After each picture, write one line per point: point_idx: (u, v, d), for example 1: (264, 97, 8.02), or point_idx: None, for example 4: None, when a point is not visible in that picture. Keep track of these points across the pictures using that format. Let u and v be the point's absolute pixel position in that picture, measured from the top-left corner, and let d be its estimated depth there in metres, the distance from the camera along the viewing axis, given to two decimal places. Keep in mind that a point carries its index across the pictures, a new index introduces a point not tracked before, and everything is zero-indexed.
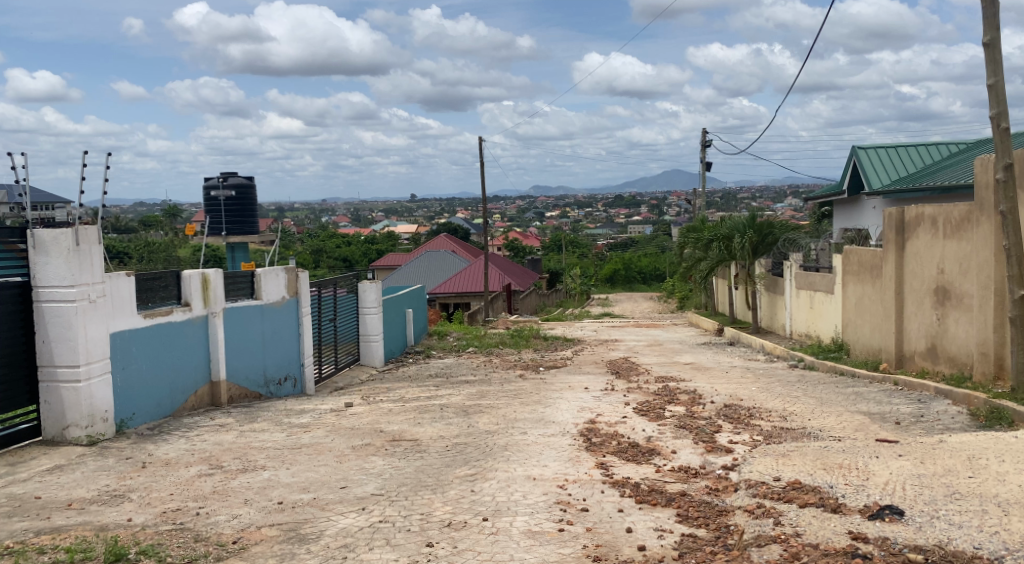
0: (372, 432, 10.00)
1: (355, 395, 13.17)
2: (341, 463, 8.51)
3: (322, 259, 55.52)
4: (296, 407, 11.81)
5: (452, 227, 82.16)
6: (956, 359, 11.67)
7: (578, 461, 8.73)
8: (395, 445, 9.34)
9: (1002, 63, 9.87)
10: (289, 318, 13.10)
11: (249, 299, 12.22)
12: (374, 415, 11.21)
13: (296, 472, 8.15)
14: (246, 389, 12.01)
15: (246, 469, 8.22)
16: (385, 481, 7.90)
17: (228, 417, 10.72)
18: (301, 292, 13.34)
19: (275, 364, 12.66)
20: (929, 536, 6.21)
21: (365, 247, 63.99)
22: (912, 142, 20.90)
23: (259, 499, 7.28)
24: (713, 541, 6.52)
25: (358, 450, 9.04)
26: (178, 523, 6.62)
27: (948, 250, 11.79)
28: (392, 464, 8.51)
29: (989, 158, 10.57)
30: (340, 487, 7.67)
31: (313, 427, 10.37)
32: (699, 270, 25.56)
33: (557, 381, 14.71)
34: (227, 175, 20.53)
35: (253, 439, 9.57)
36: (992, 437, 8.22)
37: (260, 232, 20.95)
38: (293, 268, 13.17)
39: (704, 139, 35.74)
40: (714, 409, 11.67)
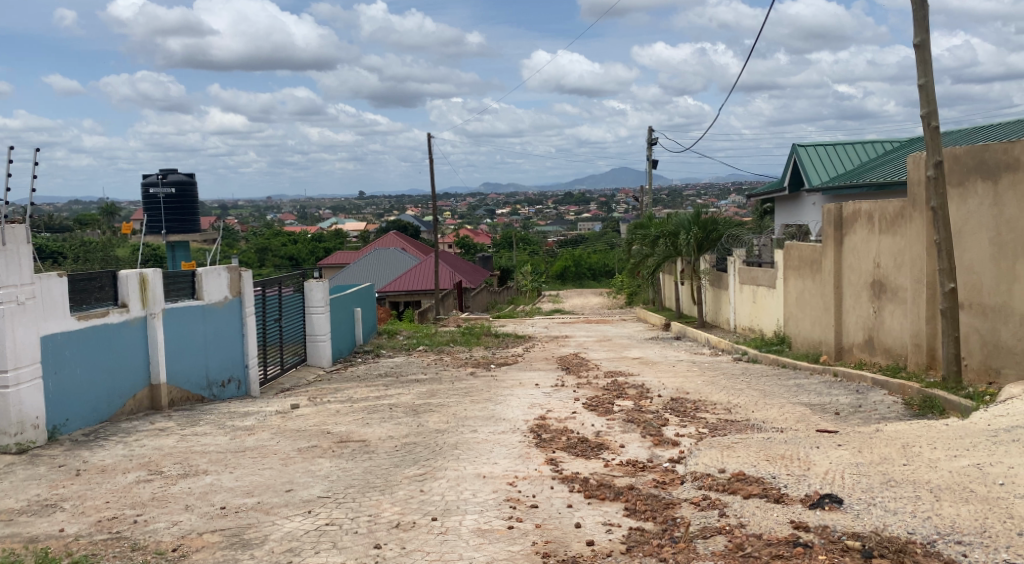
0: (319, 433, 9.94)
1: (301, 396, 13.04)
2: (286, 466, 8.43)
3: (267, 258, 54.78)
4: (240, 409, 11.68)
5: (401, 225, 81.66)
6: (892, 350, 12.01)
7: (528, 458, 8.79)
8: (342, 446, 9.28)
9: (932, 64, 10.19)
10: (232, 318, 12.91)
11: (190, 299, 12.04)
12: (321, 416, 11.12)
13: (239, 475, 8.07)
14: (188, 392, 11.82)
15: (187, 473, 8.11)
16: (332, 483, 7.86)
17: (168, 421, 10.57)
18: (245, 292, 13.17)
19: (218, 365, 12.47)
20: (866, 523, 6.39)
21: (311, 245, 63.30)
22: (848, 140, 21.41)
23: (201, 505, 7.20)
24: (661, 534, 6.62)
25: (304, 453, 8.97)
26: (114, 532, 6.52)
27: (883, 244, 12.11)
28: (339, 465, 8.46)
29: (921, 156, 10.87)
30: (285, 490, 7.62)
31: (257, 429, 10.26)
32: (646, 266, 25.90)
33: (508, 377, 14.75)
34: (167, 172, 20.18)
35: (195, 443, 9.44)
36: (925, 425, 8.48)
37: (201, 230, 20.56)
38: (236, 267, 13.02)
39: (649, 137, 36.16)
40: (661, 403, 11.84)
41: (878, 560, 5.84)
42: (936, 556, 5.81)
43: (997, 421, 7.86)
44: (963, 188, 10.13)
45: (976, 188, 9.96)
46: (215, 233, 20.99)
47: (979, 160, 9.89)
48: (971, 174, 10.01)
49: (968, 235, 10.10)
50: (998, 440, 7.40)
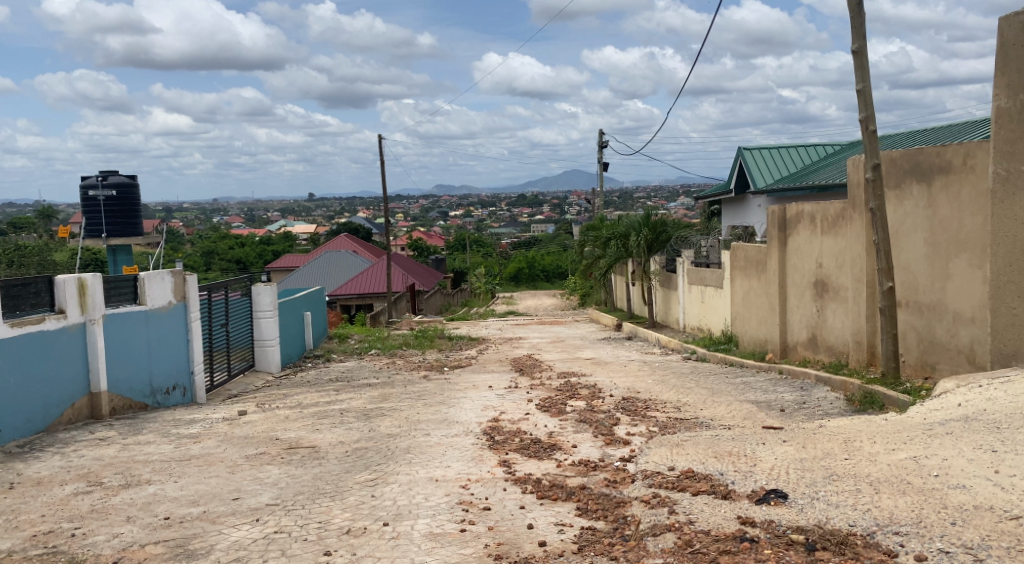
0: (267, 440, 9.88)
1: (249, 402, 12.91)
2: (233, 474, 8.38)
3: (215, 261, 53.95)
4: (185, 417, 11.55)
5: (352, 227, 81.03)
6: (834, 348, 12.33)
7: (481, 460, 8.85)
8: (291, 452, 9.24)
9: (869, 70, 10.50)
10: (176, 324, 12.74)
11: (132, 304, 11.88)
12: (269, 422, 11.05)
13: (184, 485, 8.00)
14: (130, 400, 11.65)
15: (129, 484, 8.01)
16: (280, 490, 7.83)
17: (109, 430, 10.42)
18: (190, 296, 13.05)
19: (162, 372, 12.31)
20: (810, 516, 6.56)
21: (260, 249, 62.56)
22: (792, 143, 21.88)
23: (143, 515, 7.12)
24: (612, 532, 6.73)
25: (252, 460, 8.91)
26: (51, 547, 6.43)
27: (825, 245, 12.42)
28: (288, 472, 8.43)
29: (860, 159, 11.17)
30: (232, 499, 7.57)
31: (203, 437, 10.17)
32: (597, 267, 26.13)
33: (461, 380, 14.79)
34: (106, 173, 19.66)
35: (138, 452, 9.32)
36: (866, 420, 8.74)
37: (142, 231, 20.33)
38: (179, 271, 12.91)
39: (600, 139, 36.50)
40: (613, 403, 11.99)
41: (821, 552, 5.99)
42: (875, 546, 5.95)
43: (932, 415, 8.12)
44: (900, 191, 10.45)
45: (911, 189, 10.28)
46: (159, 233, 20.76)
47: (914, 163, 10.21)
48: (906, 176, 10.32)
49: (905, 235, 10.43)
50: (933, 433, 7.64)
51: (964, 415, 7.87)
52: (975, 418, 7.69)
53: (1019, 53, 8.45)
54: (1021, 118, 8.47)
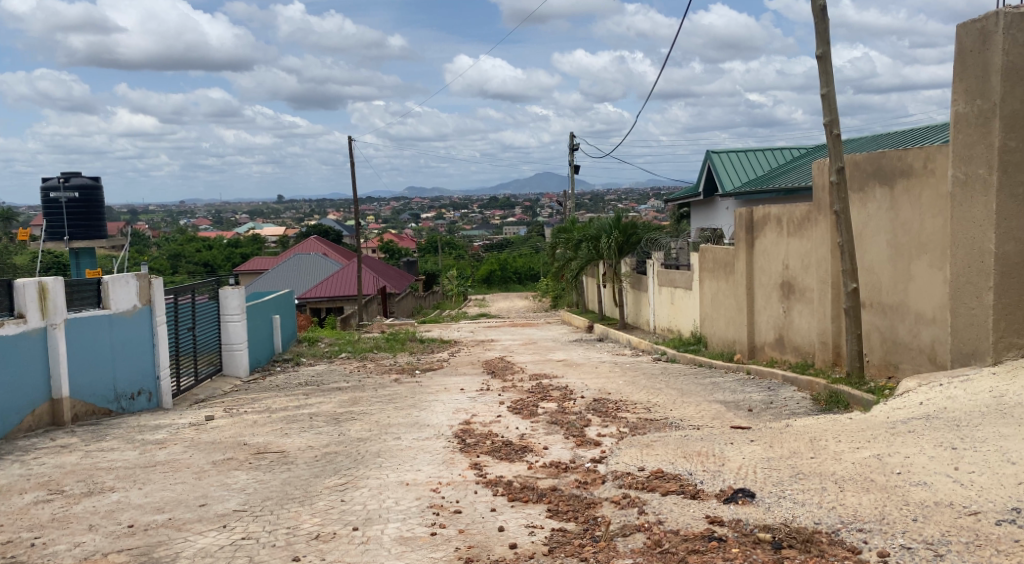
0: (235, 445, 9.82)
1: (216, 407, 12.82)
2: (200, 480, 8.32)
3: (182, 263, 53.39)
4: (151, 423, 11.44)
5: (322, 229, 80.41)
6: (800, 348, 12.49)
7: (452, 463, 8.86)
8: (259, 458, 9.20)
9: (833, 74, 10.66)
10: (142, 328, 12.53)
11: (95, 308, 11.75)
12: (237, 427, 10.98)
13: (149, 492, 7.93)
14: (93, 406, 11.52)
15: (92, 492, 7.93)
16: (248, 495, 7.80)
17: (71, 437, 10.30)
18: (155, 300, 12.79)
19: (126, 377, 12.16)
20: (777, 515, 6.65)
21: (228, 251, 61.97)
22: (760, 147, 22.11)
23: (106, 523, 7.06)
24: (582, 534, 6.77)
25: (219, 465, 8.86)
26: (10, 557, 6.36)
27: (791, 247, 12.58)
28: (255, 478, 8.39)
29: (825, 162, 11.34)
30: (198, 505, 7.52)
31: (169, 443, 10.08)
32: (569, 269, 26.22)
33: (432, 383, 14.77)
34: (68, 175, 19.47)
35: (101, 459, 9.22)
36: (831, 419, 8.87)
37: (106, 235, 20.09)
38: (145, 274, 12.66)
39: (571, 142, 36.65)
40: (584, 404, 12.05)
41: (787, 550, 6.07)
42: (839, 544, 6.04)
43: (895, 413, 8.26)
44: (864, 193, 10.64)
45: (875, 192, 10.46)
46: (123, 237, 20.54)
47: (877, 167, 10.40)
48: (870, 179, 10.51)
49: (869, 237, 10.61)
50: (895, 431, 7.77)
51: (926, 413, 8.01)
52: (936, 416, 7.84)
53: (976, 60, 8.64)
54: (978, 122, 8.65)
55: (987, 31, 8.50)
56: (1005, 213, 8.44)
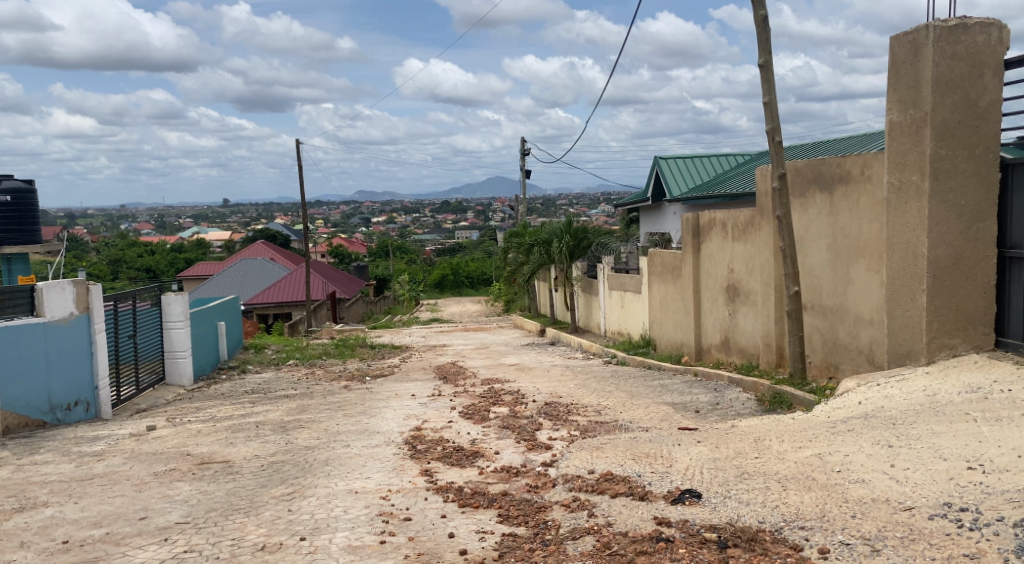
0: (177, 456, 9.67)
1: (159, 417, 12.59)
2: (140, 492, 8.18)
3: (123, 268, 52.25)
4: (89, 434, 11.21)
5: (270, 233, 79.32)
6: (745, 350, 12.72)
7: (402, 470, 8.83)
8: (203, 468, 9.07)
9: (775, 83, 10.88)
10: (79, 336, 12.22)
11: (28, 317, 11.50)
12: (180, 437, 10.81)
13: (86, 506, 7.77)
14: (23, 417, 11.29)
15: (25, 507, 7.75)
16: (191, 507, 7.69)
17: (4, 450, 10.04)
18: (93, 307, 12.43)
19: (63, 388, 11.89)
20: (722, 514, 6.76)
21: (170, 257, 60.86)
22: (706, 153, 22.45)
23: (40, 540, 6.91)
24: (533, 538, 6.80)
25: (160, 477, 8.72)
26: None
27: (736, 251, 12.80)
28: (199, 489, 8.27)
29: (768, 169, 11.56)
30: (138, 518, 7.40)
31: (107, 454, 9.88)
32: (520, 274, 26.30)
33: (383, 390, 14.69)
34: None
35: (36, 473, 9.01)
36: (774, 419, 9.05)
37: (41, 240, 19.61)
38: (83, 280, 12.28)
39: (522, 147, 36.80)
40: (535, 408, 12.10)
41: (732, 549, 6.16)
42: (781, 541, 6.16)
43: (835, 413, 8.46)
44: (805, 199, 10.88)
45: (815, 198, 10.71)
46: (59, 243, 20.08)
47: (817, 173, 10.64)
48: (810, 185, 10.77)
49: (811, 241, 10.86)
50: (835, 430, 7.96)
51: (864, 412, 8.22)
52: (874, 415, 8.04)
53: (908, 71, 8.91)
54: (911, 131, 8.90)
55: (919, 43, 8.77)
56: (937, 219, 8.68)
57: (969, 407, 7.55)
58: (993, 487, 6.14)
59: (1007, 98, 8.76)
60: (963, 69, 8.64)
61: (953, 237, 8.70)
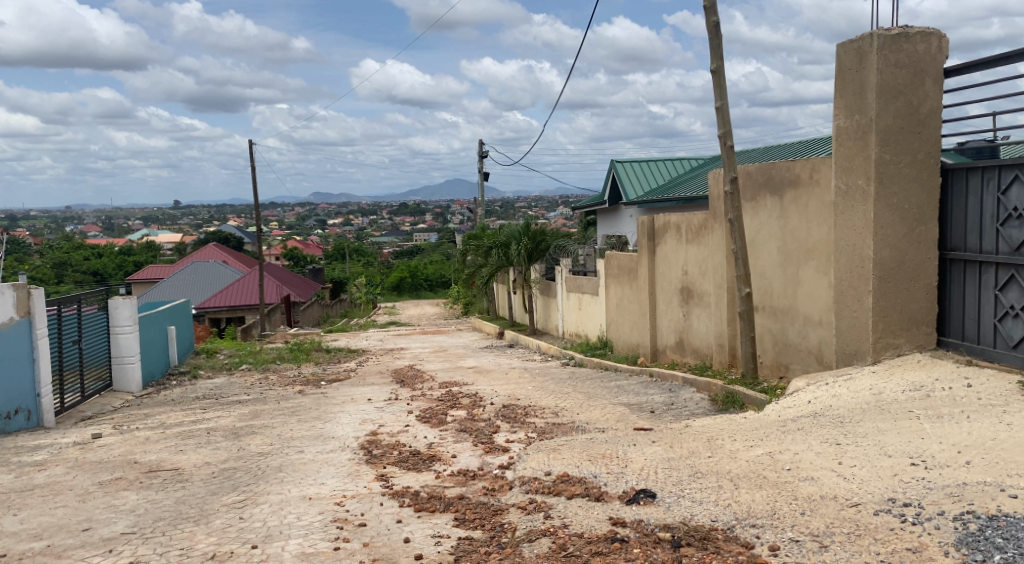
0: (124, 464, 9.49)
1: (105, 424, 12.35)
2: (84, 502, 8.02)
3: (69, 272, 51.13)
4: (31, 443, 10.96)
5: (222, 236, 78.14)
6: (699, 351, 12.85)
7: (358, 476, 8.77)
8: (151, 476, 8.92)
9: (727, 88, 11.02)
10: (20, 343, 11.91)
11: None
12: (127, 445, 10.62)
13: (27, 517, 7.60)
14: None
15: None
16: (137, 517, 7.55)
17: None
18: (35, 312, 12.11)
19: None
20: (676, 514, 6.82)
21: (118, 260, 59.76)
22: (661, 157, 22.67)
23: None
24: (489, 541, 6.79)
25: (106, 486, 8.55)
26: None
27: (690, 253, 12.94)
28: (146, 498, 8.13)
29: (720, 173, 11.71)
30: (81, 529, 7.25)
31: (51, 464, 9.67)
32: (478, 276, 26.27)
33: (338, 394, 14.56)
34: None
35: None
36: (727, 418, 9.15)
37: None
38: (24, 285, 11.96)
39: (480, 150, 36.81)
40: (493, 410, 12.09)
41: (685, 548, 6.21)
42: (733, 539, 6.22)
43: (785, 412, 8.58)
44: (756, 202, 11.05)
45: (766, 202, 10.87)
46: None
47: (767, 177, 10.81)
48: (761, 189, 10.93)
49: (762, 243, 11.02)
50: (786, 429, 8.08)
51: (814, 411, 8.36)
52: (823, 414, 8.18)
53: (854, 78, 9.09)
54: (857, 136, 9.08)
55: (863, 51, 8.95)
56: (882, 222, 8.86)
57: (913, 405, 7.72)
58: (934, 482, 6.29)
59: (947, 105, 8.98)
60: (906, 76, 8.83)
61: (898, 239, 8.88)
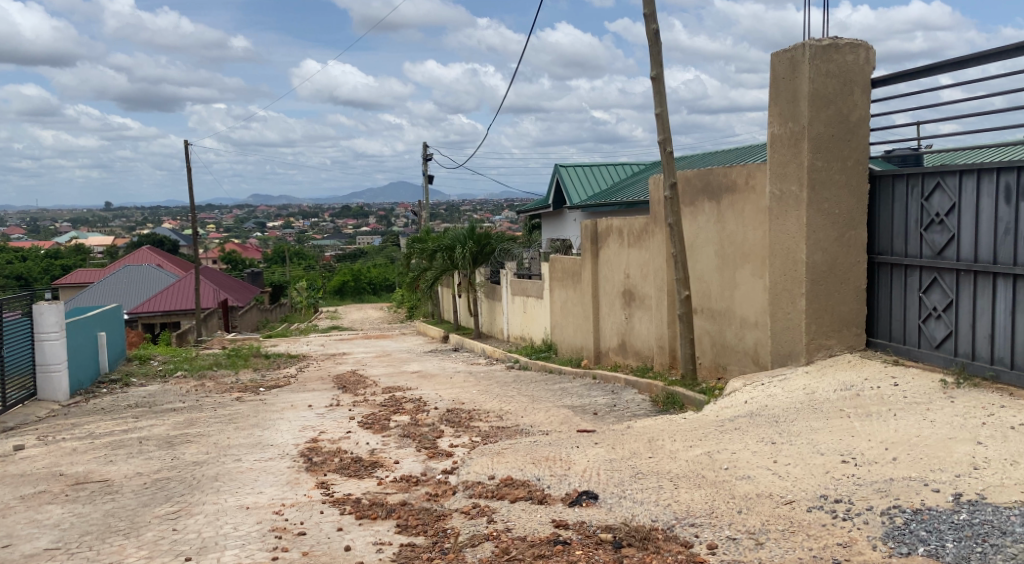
0: (49, 477, 9.23)
1: (30, 435, 11.98)
2: (7, 517, 7.79)
3: None
4: None
5: (156, 240, 76.12)
6: (641, 352, 12.99)
7: (297, 484, 8.65)
8: (78, 489, 8.69)
9: (666, 95, 11.17)
10: None
11: None
12: (53, 457, 10.32)
13: None
14: None
15: None
16: (63, 531, 7.36)
17: None
18: None
19: None
20: (618, 515, 6.87)
21: (45, 264, 58.06)
22: (605, 162, 22.87)
23: None
24: (431, 547, 6.76)
25: (30, 500, 8.31)
26: None
27: (632, 257, 13.08)
28: (73, 511, 7.92)
29: (660, 178, 11.87)
30: (3, 546, 7.04)
31: None
32: (423, 280, 26.16)
33: (277, 401, 14.35)
34: None
35: None
36: (668, 419, 9.25)
37: None
38: None
39: (424, 152, 36.67)
40: (437, 415, 12.06)
41: (627, 549, 6.25)
42: (673, 539, 6.28)
43: (723, 412, 8.73)
44: (695, 207, 11.22)
45: (704, 206, 11.04)
46: None
47: (705, 182, 10.97)
48: (699, 194, 11.10)
49: (701, 247, 11.18)
50: (724, 429, 8.21)
51: (750, 410, 8.51)
52: (758, 413, 8.34)
53: (788, 87, 9.29)
54: (790, 143, 9.28)
55: (796, 61, 9.15)
56: (814, 226, 9.06)
57: (844, 404, 7.91)
58: (863, 478, 6.45)
59: (874, 114, 9.23)
60: (837, 85, 9.04)
61: (829, 243, 9.10)
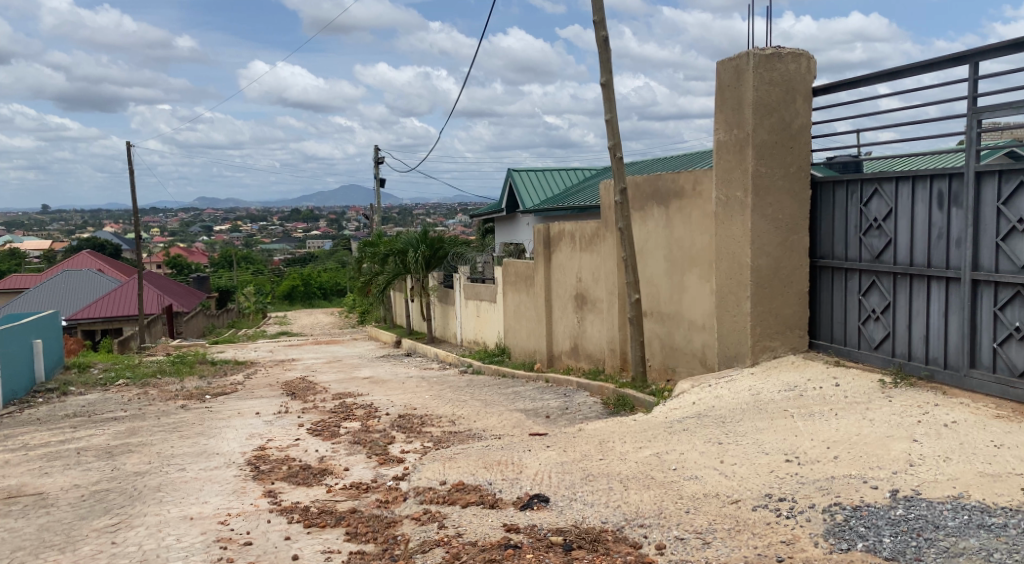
0: None
1: None
2: None
3: None
4: None
5: (99, 244, 74.52)
6: (593, 355, 13.03)
7: (243, 493, 8.51)
8: (12, 502, 8.44)
9: (616, 101, 11.23)
10: None
11: None
12: None
13: None
14: None
15: None
16: None
17: None
18: None
19: None
20: (568, 517, 6.86)
21: None
22: (557, 167, 22.94)
23: None
24: (381, 554, 6.68)
25: None
26: None
27: (583, 261, 13.12)
28: (7, 526, 7.69)
29: (610, 184, 11.93)
30: None
31: None
32: (375, 284, 25.98)
33: (224, 408, 14.11)
34: None
35: None
36: (619, 421, 9.28)
37: None
38: None
39: (376, 155, 36.43)
40: (388, 421, 11.96)
41: (577, 551, 6.23)
42: (623, 540, 6.28)
43: (672, 413, 8.79)
44: (644, 212, 11.28)
45: (653, 211, 11.11)
46: None
47: (654, 188, 11.05)
48: (649, 200, 11.16)
49: (650, 252, 11.25)
50: (672, 430, 8.26)
51: (698, 412, 8.57)
52: (706, 414, 8.40)
53: (733, 95, 9.39)
54: (735, 150, 9.38)
55: (741, 69, 9.26)
56: (758, 231, 9.16)
57: (787, 404, 8.00)
58: (806, 477, 6.52)
59: (816, 122, 9.38)
60: (780, 94, 9.16)
61: (773, 247, 9.21)
